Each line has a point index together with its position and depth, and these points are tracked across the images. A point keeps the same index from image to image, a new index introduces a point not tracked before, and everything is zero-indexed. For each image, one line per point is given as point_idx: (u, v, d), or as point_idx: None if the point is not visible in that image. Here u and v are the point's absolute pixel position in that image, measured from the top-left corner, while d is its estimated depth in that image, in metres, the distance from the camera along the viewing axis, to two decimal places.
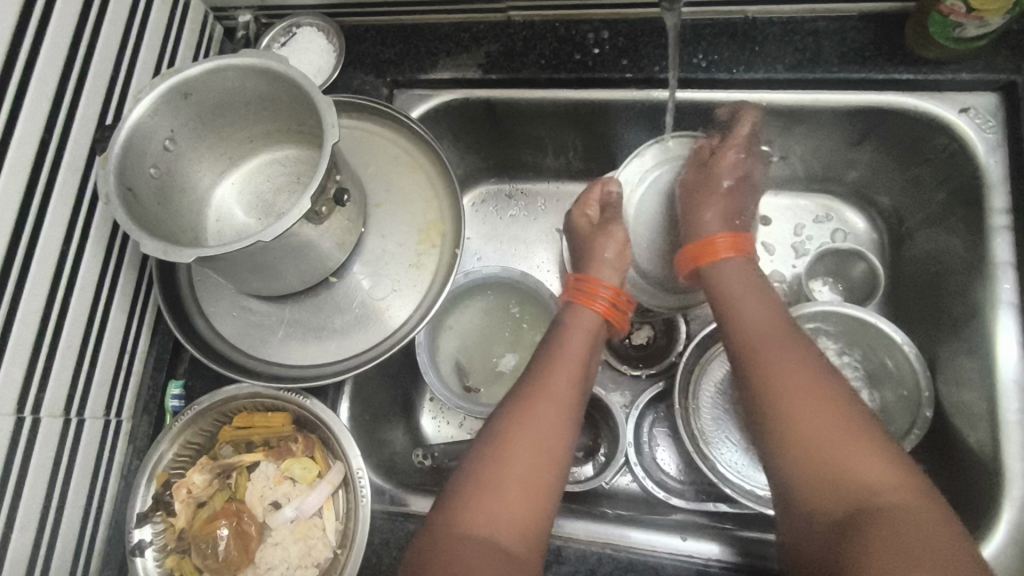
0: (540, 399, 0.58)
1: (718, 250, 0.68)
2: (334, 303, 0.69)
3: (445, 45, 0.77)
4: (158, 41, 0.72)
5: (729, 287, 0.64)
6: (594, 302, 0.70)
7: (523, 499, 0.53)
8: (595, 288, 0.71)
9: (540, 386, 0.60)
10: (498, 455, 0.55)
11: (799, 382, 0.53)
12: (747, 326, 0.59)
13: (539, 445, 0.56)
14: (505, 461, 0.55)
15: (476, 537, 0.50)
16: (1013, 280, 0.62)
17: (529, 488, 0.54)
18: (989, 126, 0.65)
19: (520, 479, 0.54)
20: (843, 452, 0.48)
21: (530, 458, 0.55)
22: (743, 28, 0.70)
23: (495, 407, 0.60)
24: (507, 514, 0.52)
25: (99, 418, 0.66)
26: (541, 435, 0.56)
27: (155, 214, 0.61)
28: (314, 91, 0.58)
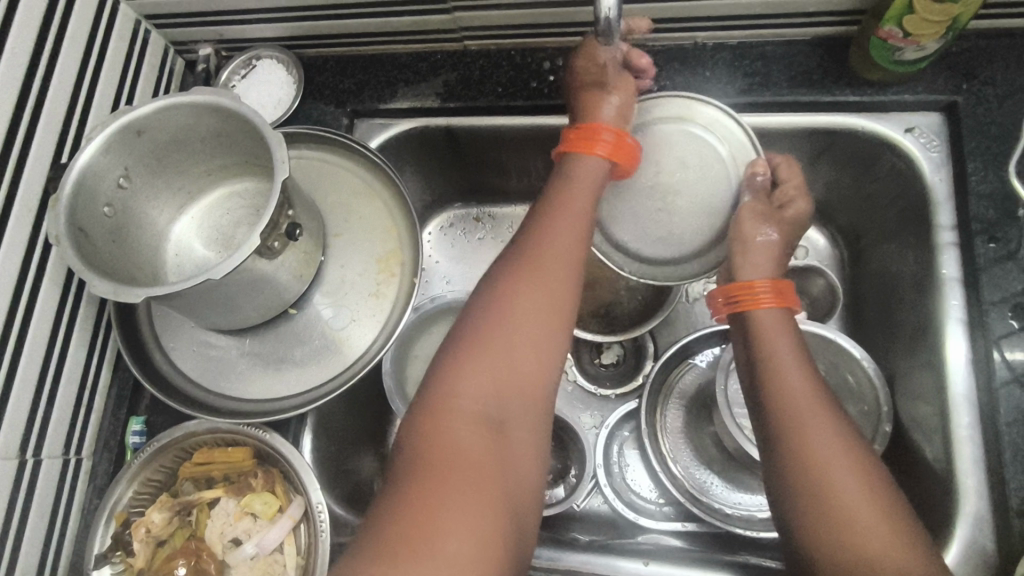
0: (545, 274, 0.52)
1: (761, 299, 0.61)
2: (294, 335, 0.69)
3: (404, 75, 0.78)
4: (116, 78, 0.73)
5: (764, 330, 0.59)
6: (597, 146, 0.59)
7: (526, 386, 0.48)
8: (597, 130, 0.60)
9: (533, 257, 0.53)
10: (500, 339, 0.49)
11: (829, 431, 0.51)
12: (783, 359, 0.56)
13: (540, 333, 0.50)
14: (505, 340, 0.49)
15: (477, 421, 0.46)
16: (961, 296, 0.62)
17: (533, 375, 0.49)
18: (934, 145, 0.66)
19: (519, 357, 0.49)
20: (846, 492, 0.48)
21: (533, 342, 0.49)
22: (694, 54, 0.72)
23: (484, 283, 0.53)
24: (514, 405, 0.48)
25: (56, 457, 0.66)
26: (544, 313, 0.51)
27: (109, 252, 0.61)
28: (266, 127, 0.58)
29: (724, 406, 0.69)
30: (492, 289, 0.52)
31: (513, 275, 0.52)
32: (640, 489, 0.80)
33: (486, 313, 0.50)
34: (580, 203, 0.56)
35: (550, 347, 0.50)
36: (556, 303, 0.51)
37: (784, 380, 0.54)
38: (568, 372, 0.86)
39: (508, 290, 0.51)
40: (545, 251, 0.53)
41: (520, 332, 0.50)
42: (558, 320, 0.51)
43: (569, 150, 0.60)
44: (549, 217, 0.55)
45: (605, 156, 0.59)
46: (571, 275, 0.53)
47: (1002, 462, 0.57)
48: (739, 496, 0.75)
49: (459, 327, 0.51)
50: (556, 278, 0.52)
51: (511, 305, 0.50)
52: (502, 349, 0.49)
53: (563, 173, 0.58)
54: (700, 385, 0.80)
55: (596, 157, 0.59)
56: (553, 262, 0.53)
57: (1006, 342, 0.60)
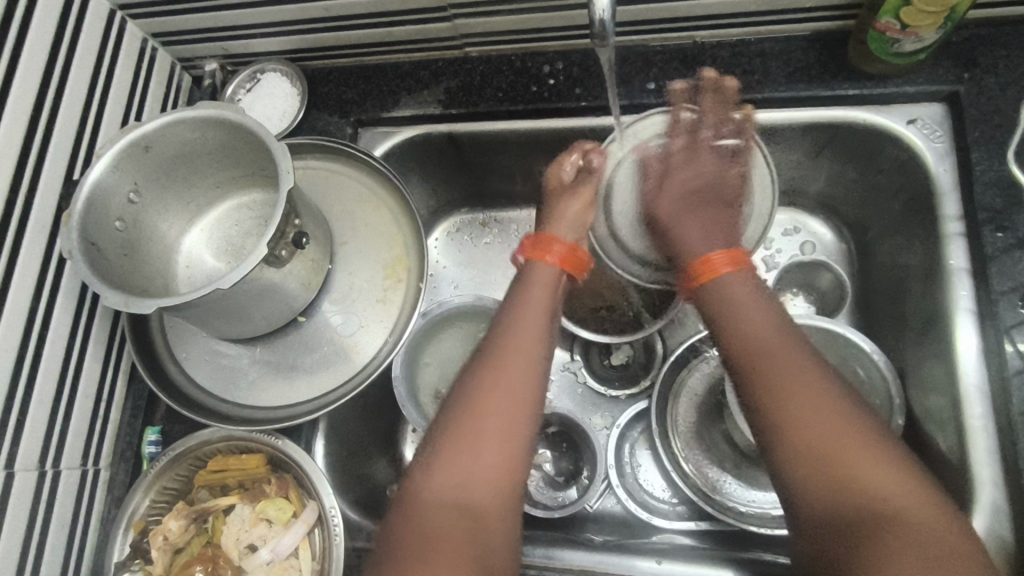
0: (512, 362, 0.52)
1: (717, 269, 0.56)
2: (304, 342, 0.70)
3: (405, 84, 0.79)
4: (124, 96, 0.74)
5: (733, 293, 0.55)
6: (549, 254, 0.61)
7: (496, 472, 0.49)
8: (552, 241, 0.62)
9: (505, 347, 0.53)
10: (473, 433, 0.49)
11: (832, 412, 0.47)
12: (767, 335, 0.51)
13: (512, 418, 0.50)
14: (475, 432, 0.49)
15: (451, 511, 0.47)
16: (969, 286, 0.62)
17: (507, 459, 0.49)
18: (936, 135, 0.66)
19: (492, 447, 0.49)
20: (868, 478, 0.44)
21: (505, 429, 0.50)
22: (692, 53, 0.72)
23: (459, 372, 0.54)
24: (486, 492, 0.48)
25: (76, 467, 0.67)
26: (514, 401, 0.51)
27: (121, 266, 0.62)
28: (270, 139, 0.59)
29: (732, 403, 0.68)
30: (461, 382, 0.52)
31: (479, 368, 0.53)
32: (652, 489, 0.80)
33: (459, 405, 0.51)
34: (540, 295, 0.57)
35: (521, 430, 0.50)
36: (524, 387, 0.51)
37: (778, 362, 0.49)
38: (577, 373, 0.87)
39: (477, 381, 0.52)
40: (510, 340, 0.54)
41: (492, 424, 0.50)
42: (530, 403, 0.51)
43: (529, 256, 0.61)
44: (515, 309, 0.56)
45: (558, 265, 0.61)
46: (540, 362, 0.53)
47: (1017, 451, 0.57)
48: (753, 494, 0.74)
49: (437, 421, 0.52)
50: (522, 364, 0.53)
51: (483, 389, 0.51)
52: (475, 434, 0.49)
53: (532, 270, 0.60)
54: (708, 383, 0.80)
55: (551, 263, 0.60)
56: (518, 351, 0.53)
57: (1018, 331, 0.59)
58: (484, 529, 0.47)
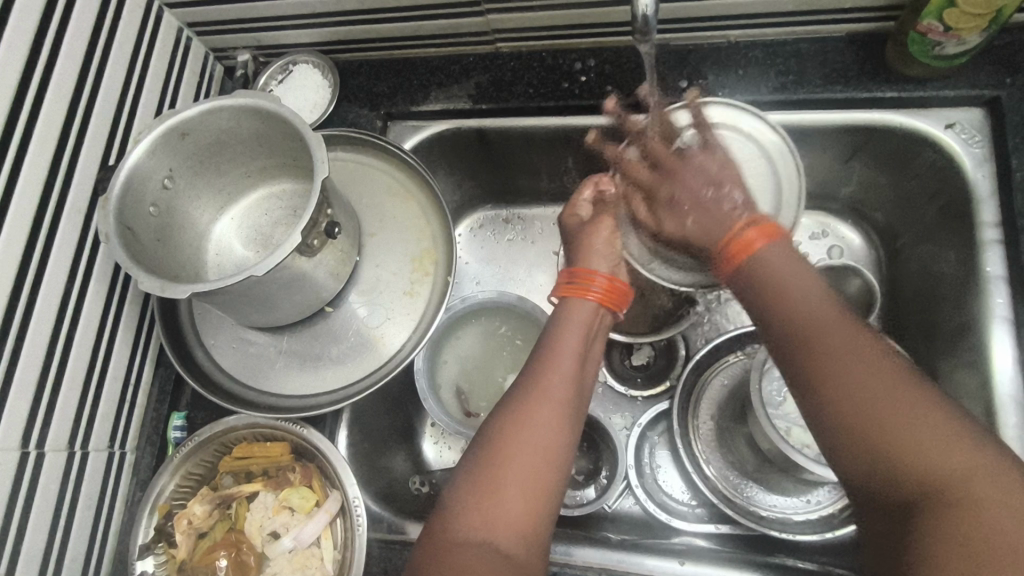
0: (544, 398, 0.52)
1: (752, 243, 0.51)
2: (330, 332, 0.70)
3: (436, 78, 0.79)
4: (159, 84, 0.75)
5: (766, 261, 0.49)
6: (590, 292, 0.60)
7: (524, 515, 0.47)
8: (590, 276, 0.61)
9: (532, 391, 0.53)
10: (502, 474, 0.48)
11: (871, 377, 0.41)
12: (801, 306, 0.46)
13: (541, 454, 0.49)
14: (506, 477, 0.48)
15: (478, 552, 0.45)
16: (1006, 294, 0.61)
17: (537, 499, 0.48)
18: (975, 140, 0.65)
19: (521, 491, 0.48)
20: (920, 443, 0.38)
21: (534, 469, 0.49)
22: (727, 52, 0.71)
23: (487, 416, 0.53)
24: (513, 534, 0.47)
25: (102, 450, 0.67)
26: (545, 439, 0.50)
27: (154, 250, 0.63)
28: (306, 129, 0.60)
29: (757, 404, 0.66)
30: (491, 423, 0.52)
31: (509, 408, 0.52)
32: (672, 490, 0.79)
33: (487, 446, 0.50)
34: (575, 338, 0.57)
35: (551, 468, 0.49)
36: (558, 427, 0.51)
37: (820, 339, 0.44)
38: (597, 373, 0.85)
39: (509, 420, 0.51)
40: (545, 378, 0.54)
41: (522, 465, 0.49)
42: (558, 451, 0.50)
43: (565, 295, 0.61)
44: (550, 350, 0.56)
45: (598, 301, 0.60)
46: (568, 409, 0.52)
47: None
48: (773, 498, 0.74)
49: (467, 459, 0.51)
50: (556, 404, 0.52)
51: (511, 434, 0.50)
52: (501, 485, 0.48)
53: (559, 317, 0.59)
54: (731, 386, 0.78)
55: (590, 304, 0.60)
56: (553, 391, 0.53)
57: None
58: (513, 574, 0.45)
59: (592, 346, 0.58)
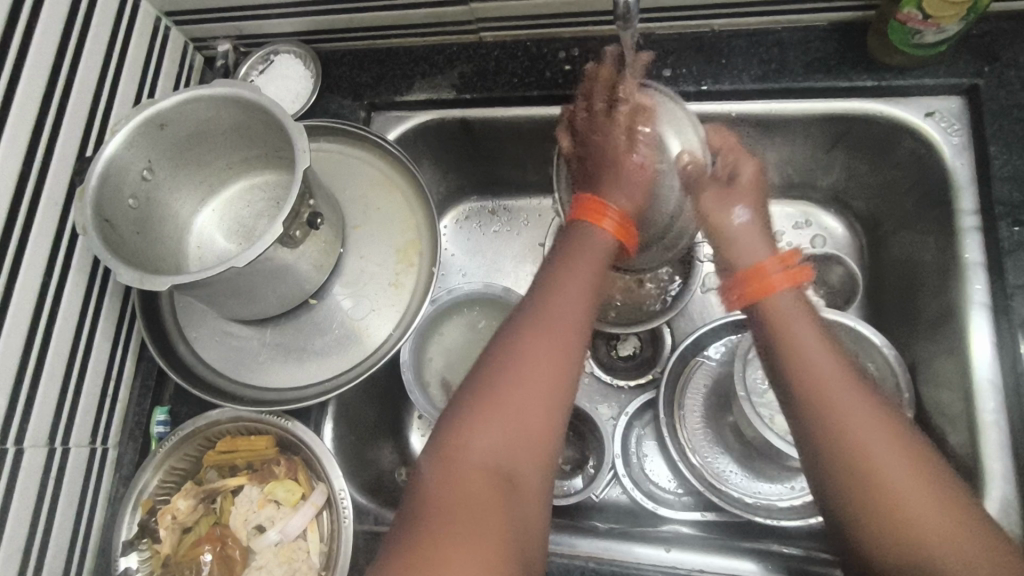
0: (554, 326, 0.50)
1: (772, 281, 0.54)
2: (314, 324, 0.70)
3: (419, 68, 0.78)
4: (137, 74, 0.74)
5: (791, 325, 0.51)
6: (604, 220, 0.56)
7: (528, 440, 0.47)
8: (603, 209, 0.57)
9: (541, 308, 0.51)
10: (507, 397, 0.47)
11: (876, 423, 0.46)
12: (822, 370, 0.48)
13: (549, 372, 0.48)
14: (509, 401, 0.47)
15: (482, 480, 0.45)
16: (984, 280, 0.62)
17: (545, 432, 0.47)
18: (954, 129, 0.66)
19: (525, 413, 0.47)
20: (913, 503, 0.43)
21: (541, 394, 0.48)
22: (710, 41, 0.71)
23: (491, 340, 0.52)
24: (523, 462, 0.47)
25: (84, 446, 0.67)
26: (554, 369, 0.49)
27: (133, 243, 0.62)
28: (287, 120, 0.59)
29: (741, 391, 0.67)
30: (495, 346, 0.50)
31: (518, 326, 0.50)
32: (658, 479, 0.79)
33: (493, 368, 0.49)
34: (588, 255, 0.54)
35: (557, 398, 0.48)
36: (564, 349, 0.49)
37: (828, 400, 0.47)
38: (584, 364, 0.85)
39: (518, 348, 0.49)
40: (554, 304, 0.51)
41: (531, 398, 0.48)
42: (562, 373, 0.49)
43: (576, 218, 0.58)
44: (558, 273, 0.53)
45: (612, 232, 0.56)
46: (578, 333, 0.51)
47: None
48: (760, 485, 0.74)
49: (459, 396, 0.49)
50: (566, 333, 0.50)
51: (517, 353, 0.49)
52: (505, 409, 0.47)
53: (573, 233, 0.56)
54: (715, 375, 0.79)
55: (605, 225, 0.56)
56: (564, 312, 0.51)
57: None
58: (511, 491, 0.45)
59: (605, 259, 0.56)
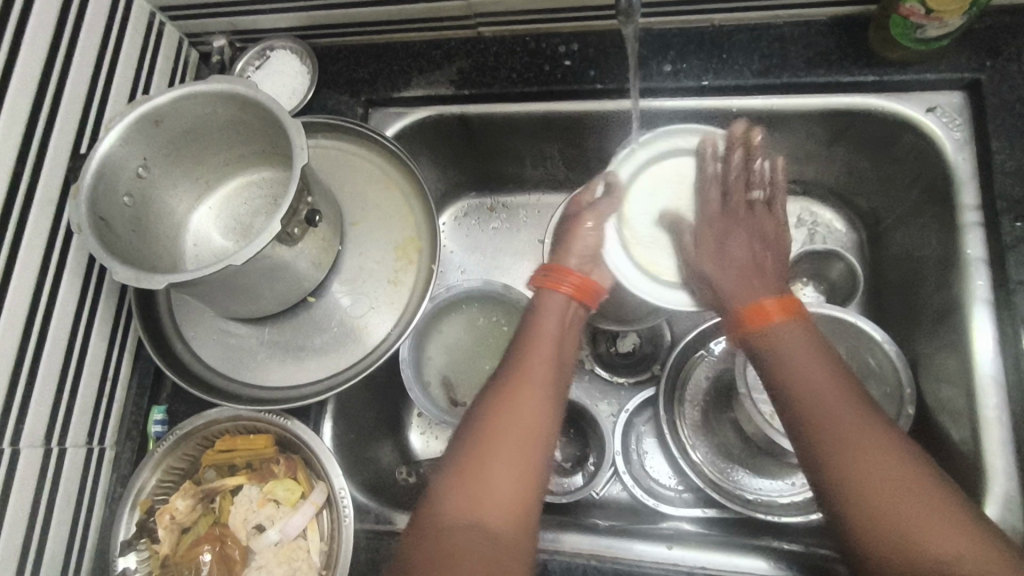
0: (525, 392, 0.51)
1: (767, 312, 0.54)
2: (313, 322, 0.69)
3: (418, 63, 0.78)
4: (132, 70, 0.73)
5: (794, 359, 0.51)
6: (562, 285, 0.59)
7: (509, 507, 0.47)
8: (565, 273, 0.60)
9: (514, 378, 0.53)
10: (485, 467, 0.48)
11: (874, 448, 0.46)
12: (814, 394, 0.49)
13: (525, 442, 0.49)
14: (488, 471, 0.48)
15: (467, 547, 0.45)
16: (986, 276, 0.62)
17: (520, 497, 0.47)
18: (956, 124, 0.65)
19: (506, 480, 0.47)
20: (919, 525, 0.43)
21: (519, 460, 0.48)
22: (710, 36, 0.71)
23: (469, 409, 0.53)
24: (500, 515, 0.46)
25: (81, 446, 0.66)
26: (530, 423, 0.50)
27: (129, 241, 0.61)
28: (285, 116, 0.58)
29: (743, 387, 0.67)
30: (472, 418, 0.51)
31: (490, 399, 0.52)
32: (658, 476, 0.79)
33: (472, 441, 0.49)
34: (552, 326, 0.56)
35: (534, 469, 0.49)
36: (539, 418, 0.51)
37: (827, 420, 0.48)
38: (583, 360, 0.85)
39: (491, 405, 0.51)
40: (528, 362, 0.54)
41: (507, 454, 0.48)
42: (538, 444, 0.50)
43: (540, 287, 0.60)
44: (528, 336, 0.56)
45: (571, 294, 0.59)
46: (551, 400, 0.52)
47: None
48: (759, 482, 0.74)
49: (442, 466, 0.50)
50: (536, 399, 0.51)
51: (493, 424, 0.50)
52: (486, 478, 0.47)
53: (535, 303, 0.59)
54: (713, 373, 0.79)
55: (562, 296, 0.59)
56: (534, 382, 0.52)
57: None
58: (498, 562, 0.45)
59: (570, 333, 0.58)
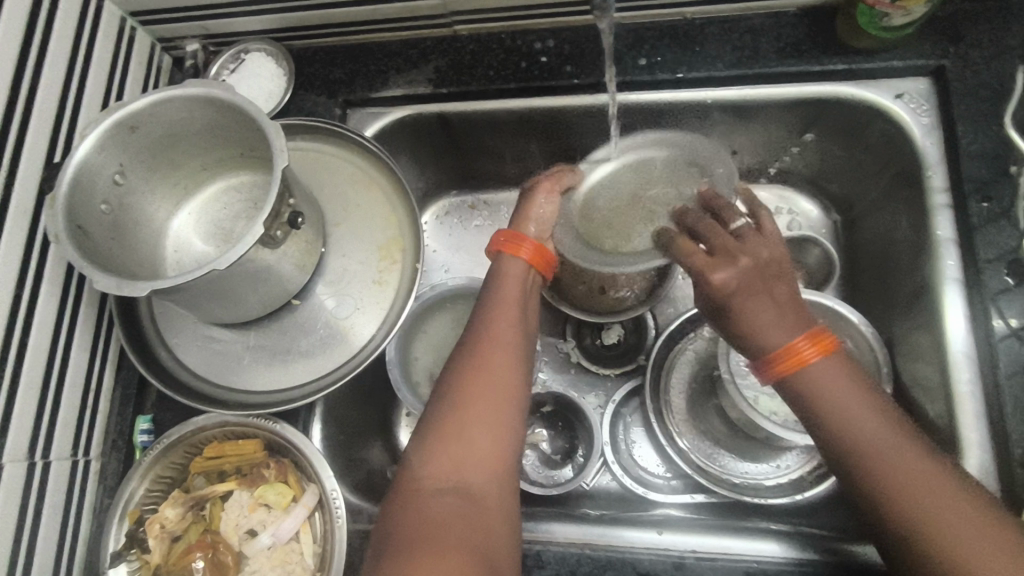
0: (494, 350, 0.54)
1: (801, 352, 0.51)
2: (298, 325, 0.69)
3: (395, 62, 0.78)
4: (104, 76, 0.72)
5: (818, 386, 0.50)
6: (521, 249, 0.62)
7: (488, 457, 0.49)
8: (520, 241, 0.63)
9: (483, 336, 0.56)
10: (462, 419, 0.50)
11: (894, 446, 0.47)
12: (845, 409, 0.49)
13: (497, 394, 0.52)
14: (465, 423, 0.50)
15: (450, 496, 0.47)
16: (957, 256, 0.63)
17: (495, 449, 0.50)
18: (923, 109, 0.67)
19: (483, 430, 0.50)
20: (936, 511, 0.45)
21: (492, 411, 0.51)
22: (683, 29, 0.72)
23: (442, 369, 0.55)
24: (478, 476, 0.48)
25: (66, 459, 0.65)
26: (501, 391, 0.52)
27: (108, 249, 0.60)
28: (264, 119, 0.58)
29: (726, 372, 0.69)
30: (445, 376, 0.54)
31: (462, 357, 0.54)
32: (647, 464, 0.80)
33: (448, 395, 0.52)
34: (513, 288, 0.60)
35: (509, 419, 0.51)
36: (508, 372, 0.53)
37: (851, 426, 0.49)
38: (569, 353, 0.86)
39: (462, 377, 0.53)
40: (492, 337, 0.55)
41: (482, 409, 0.51)
42: (510, 397, 0.52)
43: (498, 251, 0.63)
44: (490, 308, 0.58)
45: (529, 260, 0.62)
46: (517, 355, 0.55)
47: (1003, 415, 0.58)
48: (744, 465, 0.76)
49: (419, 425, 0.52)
50: (503, 356, 0.54)
51: (467, 377, 0.52)
52: (465, 431, 0.49)
53: (496, 269, 0.62)
54: (697, 361, 0.80)
55: (521, 261, 0.62)
56: (501, 341, 0.55)
57: (1003, 298, 0.61)
58: (478, 507, 0.47)
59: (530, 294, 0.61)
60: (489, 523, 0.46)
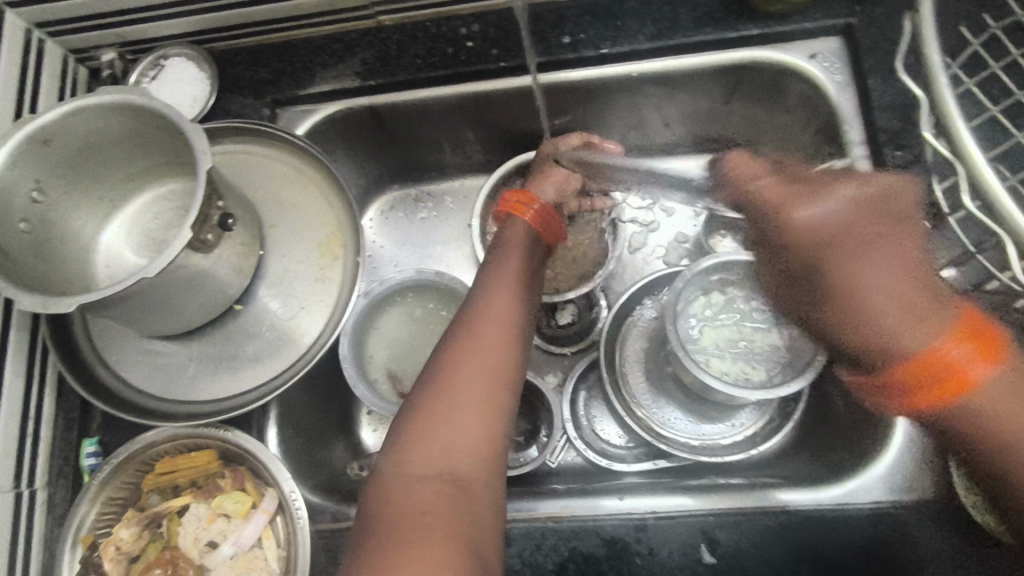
0: (488, 328, 0.54)
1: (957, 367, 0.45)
2: (243, 330, 0.68)
3: (320, 58, 0.77)
4: (14, 92, 0.69)
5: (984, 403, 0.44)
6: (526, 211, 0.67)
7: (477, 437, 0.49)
8: (528, 201, 0.68)
9: (476, 313, 0.56)
10: (451, 399, 0.50)
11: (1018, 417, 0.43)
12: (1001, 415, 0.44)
13: (489, 372, 0.52)
14: (454, 403, 0.50)
15: (437, 478, 0.47)
16: None
17: (484, 429, 0.50)
18: (836, 68, 0.70)
19: (472, 410, 0.50)
20: None
21: (485, 390, 0.51)
22: (604, 6, 0.73)
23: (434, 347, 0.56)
24: (468, 458, 0.49)
25: (8, 491, 0.63)
26: (491, 368, 0.52)
27: (32, 269, 0.58)
28: (184, 121, 0.56)
29: (670, 325, 0.70)
30: (437, 355, 0.54)
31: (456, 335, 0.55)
32: (609, 438, 0.82)
33: (439, 373, 0.52)
34: (511, 264, 0.61)
35: (499, 397, 0.52)
36: (502, 350, 0.54)
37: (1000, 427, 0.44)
38: None
39: (453, 356, 0.53)
40: (487, 315, 0.56)
41: (472, 389, 0.51)
42: (503, 376, 0.53)
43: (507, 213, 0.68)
44: (488, 284, 0.58)
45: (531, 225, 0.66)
46: (511, 333, 0.55)
47: None
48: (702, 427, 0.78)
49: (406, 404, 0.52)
50: (497, 333, 0.54)
51: (458, 356, 0.53)
52: (453, 411, 0.50)
53: (497, 244, 0.64)
54: (649, 331, 0.81)
55: (523, 227, 0.66)
56: (495, 317, 0.55)
57: None
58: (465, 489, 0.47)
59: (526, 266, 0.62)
60: (473, 504, 0.47)
